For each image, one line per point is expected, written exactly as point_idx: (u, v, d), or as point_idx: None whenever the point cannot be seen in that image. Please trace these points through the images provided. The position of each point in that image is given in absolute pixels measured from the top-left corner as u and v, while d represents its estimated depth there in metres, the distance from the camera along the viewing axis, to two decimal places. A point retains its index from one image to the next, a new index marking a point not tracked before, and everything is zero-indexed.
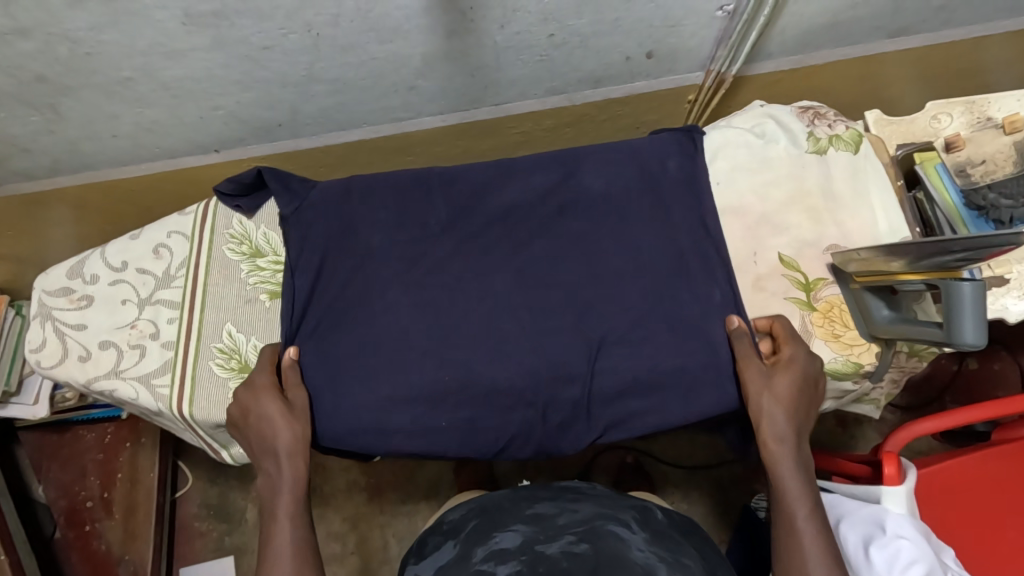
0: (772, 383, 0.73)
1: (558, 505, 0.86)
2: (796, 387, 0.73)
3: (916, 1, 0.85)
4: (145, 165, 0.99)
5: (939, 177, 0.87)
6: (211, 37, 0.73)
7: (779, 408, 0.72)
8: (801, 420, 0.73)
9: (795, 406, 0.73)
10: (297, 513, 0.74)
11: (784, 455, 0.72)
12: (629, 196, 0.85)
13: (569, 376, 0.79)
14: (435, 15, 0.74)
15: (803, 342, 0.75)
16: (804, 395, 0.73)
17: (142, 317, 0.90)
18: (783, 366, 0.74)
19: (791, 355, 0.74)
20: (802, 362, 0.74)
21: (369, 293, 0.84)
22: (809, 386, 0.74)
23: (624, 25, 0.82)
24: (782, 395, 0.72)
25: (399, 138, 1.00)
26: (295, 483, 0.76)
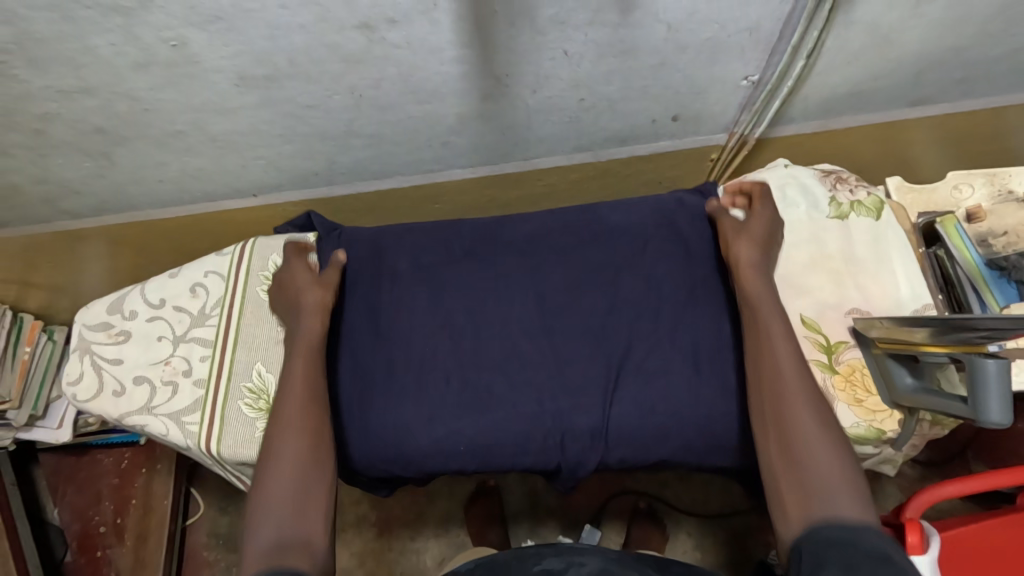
0: (748, 228, 0.82)
1: (565, 559, 0.78)
2: (762, 228, 0.83)
3: (935, 74, 0.88)
4: (186, 207, 1.04)
5: (960, 239, 0.87)
6: (260, 97, 0.78)
7: (751, 242, 0.81)
8: (767, 253, 0.81)
9: (755, 232, 0.82)
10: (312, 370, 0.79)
11: (759, 288, 0.77)
12: (645, 235, 0.90)
13: (584, 402, 0.83)
14: (472, 80, 0.78)
15: (770, 200, 0.85)
16: (770, 244, 0.82)
17: (176, 353, 0.93)
18: (754, 216, 0.84)
19: (762, 209, 0.84)
20: (768, 209, 0.84)
21: (396, 315, 0.90)
22: (774, 239, 0.83)
23: (651, 90, 0.85)
24: (752, 233, 0.82)
25: (429, 187, 1.03)
26: (312, 329, 0.83)
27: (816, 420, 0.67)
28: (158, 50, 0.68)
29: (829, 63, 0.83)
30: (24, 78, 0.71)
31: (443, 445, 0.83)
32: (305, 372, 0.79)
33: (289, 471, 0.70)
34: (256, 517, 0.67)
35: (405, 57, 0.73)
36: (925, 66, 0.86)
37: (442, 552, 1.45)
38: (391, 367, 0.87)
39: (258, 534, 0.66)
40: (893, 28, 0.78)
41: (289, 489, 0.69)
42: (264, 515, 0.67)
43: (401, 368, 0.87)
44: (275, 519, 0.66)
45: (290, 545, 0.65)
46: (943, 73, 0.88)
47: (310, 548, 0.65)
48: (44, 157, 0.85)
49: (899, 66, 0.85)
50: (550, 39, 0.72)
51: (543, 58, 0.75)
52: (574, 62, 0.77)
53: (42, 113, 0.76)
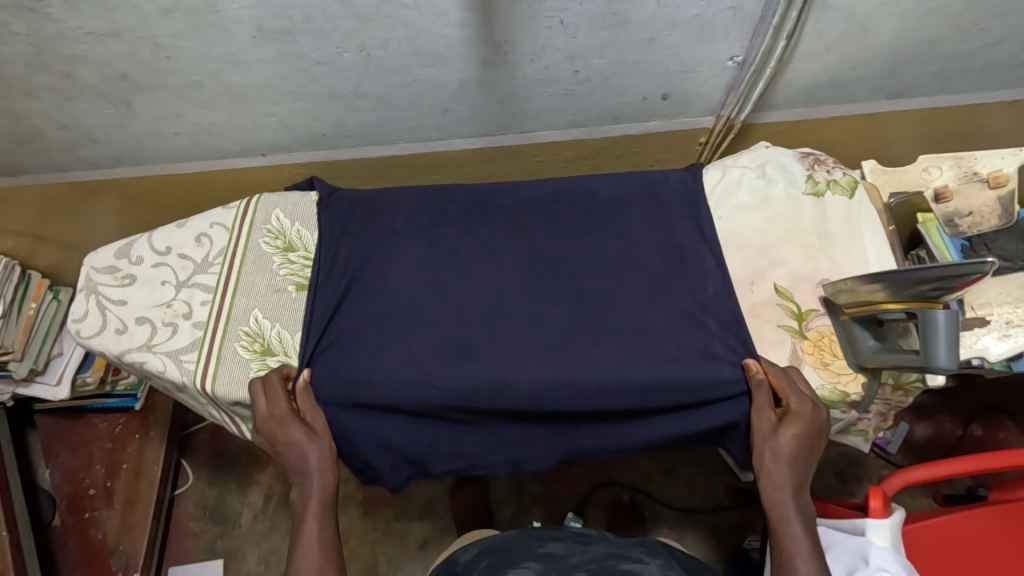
0: (780, 436, 0.77)
1: (568, 547, 0.95)
2: (799, 439, 0.77)
3: (911, 66, 0.93)
4: (198, 164, 1.08)
5: (940, 237, 0.94)
6: (275, 50, 0.83)
7: (785, 464, 0.77)
8: (802, 466, 0.78)
9: (796, 459, 0.78)
10: (322, 512, 0.83)
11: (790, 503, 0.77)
12: (632, 204, 0.95)
13: (561, 354, 0.85)
14: (474, 46, 0.84)
15: (804, 394, 0.78)
16: (808, 447, 0.78)
17: (178, 297, 0.97)
18: (791, 417, 0.78)
19: (798, 409, 0.77)
20: (807, 416, 0.77)
21: (388, 263, 0.95)
22: (815, 437, 0.78)
23: (642, 67, 0.90)
24: (785, 443, 0.77)
25: (430, 156, 1.08)
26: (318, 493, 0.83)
27: None
28: None
29: (809, 49, 0.88)
30: (58, 18, 0.76)
31: (419, 387, 0.86)
32: (315, 513, 0.83)
33: None
34: None
35: (412, 18, 0.78)
36: (901, 57, 0.91)
37: (425, 534, 1.47)
38: (375, 315, 0.91)
39: None
40: (869, 16, 0.83)
41: None
42: None
43: (387, 313, 0.91)
44: None
45: None
46: (917, 66, 0.93)
47: None
48: (68, 101, 0.91)
49: (875, 56, 0.91)
50: (546, 7, 0.78)
51: (540, 26, 0.81)
52: (569, 32, 0.82)
53: (71, 55, 0.82)
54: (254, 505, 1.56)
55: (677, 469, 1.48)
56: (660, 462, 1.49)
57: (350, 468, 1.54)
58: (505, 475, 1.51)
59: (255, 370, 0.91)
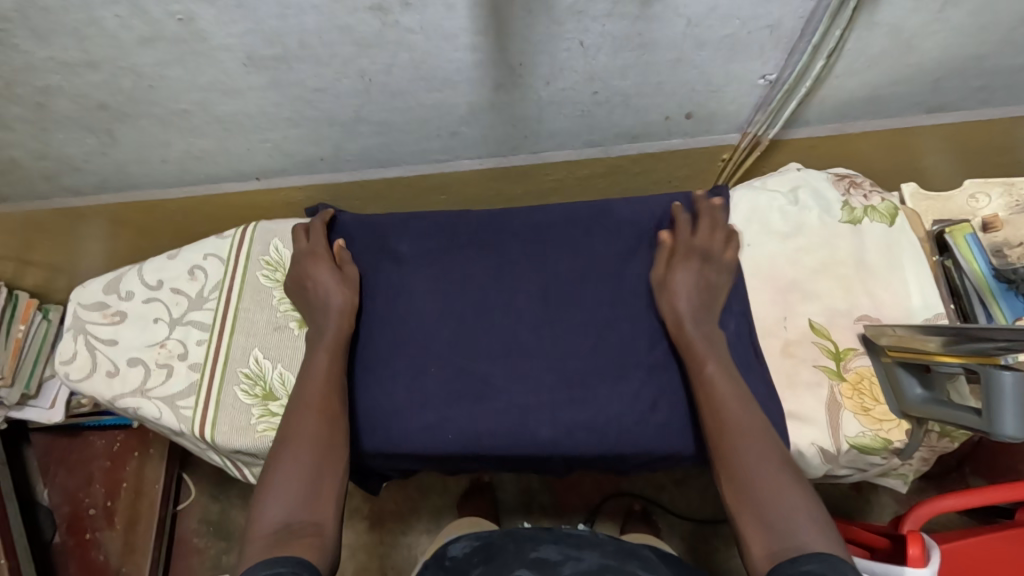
0: (678, 277, 0.80)
1: (562, 553, 0.88)
2: (690, 272, 0.81)
3: (956, 81, 0.86)
4: (188, 189, 1.02)
5: (968, 248, 0.84)
6: (268, 77, 0.76)
7: (685, 292, 0.79)
8: (700, 299, 0.80)
9: (688, 283, 0.80)
10: (335, 346, 0.83)
11: (701, 335, 0.77)
12: (654, 230, 0.88)
13: (582, 395, 0.81)
14: (485, 69, 0.77)
15: (681, 226, 0.84)
16: (704, 282, 0.80)
17: (172, 336, 0.91)
18: (679, 261, 0.82)
19: (682, 249, 0.82)
20: (692, 256, 0.81)
21: (395, 296, 0.89)
22: (705, 277, 0.81)
23: (666, 87, 0.83)
24: (677, 267, 0.81)
25: (436, 177, 1.02)
26: (334, 327, 0.84)
27: (760, 448, 0.69)
28: (165, 25, 0.67)
29: (849, 65, 0.81)
30: (25, 49, 0.69)
31: (434, 431, 0.81)
32: (330, 344, 0.83)
33: (304, 450, 0.73)
34: (266, 491, 0.70)
35: (418, 43, 0.71)
36: (946, 73, 0.85)
37: None
38: (384, 350, 0.86)
39: (268, 510, 0.68)
40: (917, 32, 0.76)
41: (305, 468, 0.72)
42: (275, 491, 0.70)
43: (397, 350, 0.86)
44: (291, 493, 0.69)
45: (299, 526, 0.67)
46: (962, 81, 0.86)
47: (316, 533, 0.66)
48: (45, 132, 0.84)
49: (918, 72, 0.84)
50: (567, 29, 0.70)
51: (558, 48, 0.74)
52: (589, 54, 0.75)
53: (43, 86, 0.75)
54: None
55: (691, 480, 1.45)
56: (673, 475, 1.46)
57: (356, 484, 1.49)
58: (514, 487, 1.48)
59: (257, 417, 0.85)
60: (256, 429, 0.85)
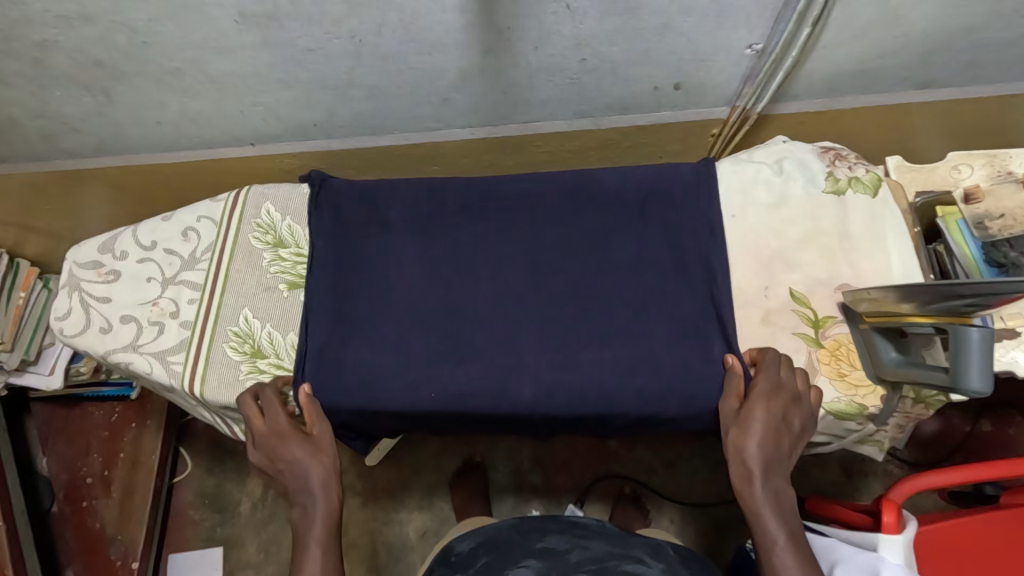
0: (749, 423, 0.73)
1: (569, 541, 0.94)
2: (767, 428, 0.73)
3: (943, 55, 0.87)
4: (183, 154, 1.03)
5: (961, 233, 0.85)
6: (260, 36, 0.77)
7: (757, 444, 0.72)
8: (774, 453, 0.73)
9: (767, 437, 0.73)
10: (326, 537, 0.78)
11: (767, 496, 0.71)
12: (641, 199, 0.89)
13: (563, 358, 0.82)
14: (473, 32, 0.78)
15: (771, 371, 0.75)
16: (776, 439, 0.73)
17: (164, 295, 0.93)
18: (755, 403, 0.74)
19: (762, 391, 0.74)
20: (772, 401, 0.73)
21: (384, 258, 0.90)
22: (781, 430, 0.73)
23: (654, 55, 0.84)
24: (751, 412, 0.73)
25: (428, 147, 1.03)
26: (325, 515, 0.79)
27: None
28: None
29: (835, 36, 0.82)
30: (22, 1, 0.70)
31: (415, 389, 0.82)
32: (321, 539, 0.77)
33: None
34: None
35: (407, 3, 0.73)
36: (933, 46, 0.85)
37: (425, 524, 1.45)
38: (371, 310, 0.87)
39: None
40: (902, 2, 0.77)
41: None
42: None
43: (384, 310, 0.87)
44: None
45: None
46: (949, 55, 0.87)
47: None
48: (42, 89, 0.85)
49: (905, 45, 0.84)
50: None
51: (545, 12, 0.75)
52: (577, 18, 0.76)
53: (41, 41, 0.76)
54: (253, 494, 1.54)
55: (680, 462, 1.46)
56: (664, 456, 1.47)
57: (349, 459, 1.51)
58: (507, 467, 1.49)
59: (245, 373, 0.87)
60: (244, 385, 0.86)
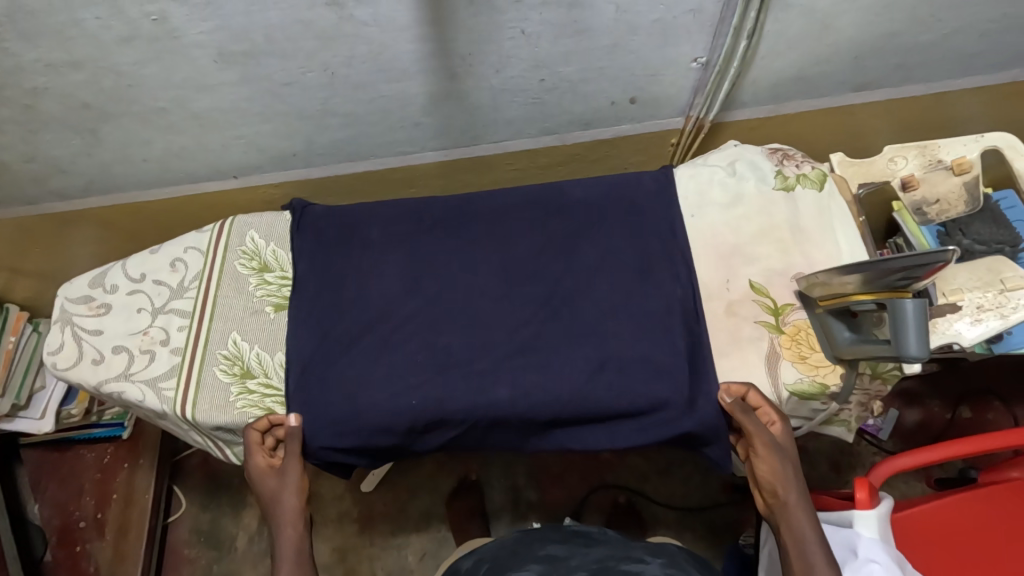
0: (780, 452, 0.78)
1: (571, 548, 0.97)
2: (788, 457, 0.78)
3: (873, 58, 0.94)
4: (170, 189, 1.08)
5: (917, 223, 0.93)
6: (238, 73, 0.83)
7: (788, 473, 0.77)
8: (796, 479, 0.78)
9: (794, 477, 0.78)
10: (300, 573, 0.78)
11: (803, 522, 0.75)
12: (605, 206, 0.94)
13: (539, 361, 0.86)
14: (437, 61, 0.84)
15: (786, 417, 0.80)
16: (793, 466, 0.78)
17: (154, 324, 0.96)
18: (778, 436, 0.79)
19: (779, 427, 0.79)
20: (787, 434, 0.79)
21: (365, 274, 0.95)
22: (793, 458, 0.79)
23: (608, 72, 0.91)
24: (784, 457, 0.78)
25: (404, 170, 1.08)
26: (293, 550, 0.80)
27: None
28: (141, 24, 0.74)
29: (772, 46, 0.89)
30: (15, 52, 0.76)
31: (397, 398, 0.85)
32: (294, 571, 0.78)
33: None
34: None
35: (374, 36, 0.79)
36: (863, 51, 0.93)
37: (424, 547, 1.46)
38: (355, 326, 0.91)
39: None
40: (827, 12, 0.84)
41: None
42: None
43: (364, 324, 0.91)
44: None
45: None
46: (879, 59, 0.94)
47: None
48: (33, 134, 0.90)
49: (836, 51, 0.92)
50: (507, 18, 0.78)
51: (503, 38, 0.81)
52: (532, 42, 0.83)
53: (32, 88, 0.81)
54: (250, 528, 1.53)
55: (673, 468, 1.48)
56: (656, 462, 1.49)
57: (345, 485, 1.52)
58: (502, 484, 1.50)
59: (235, 394, 0.90)
60: (234, 406, 0.89)
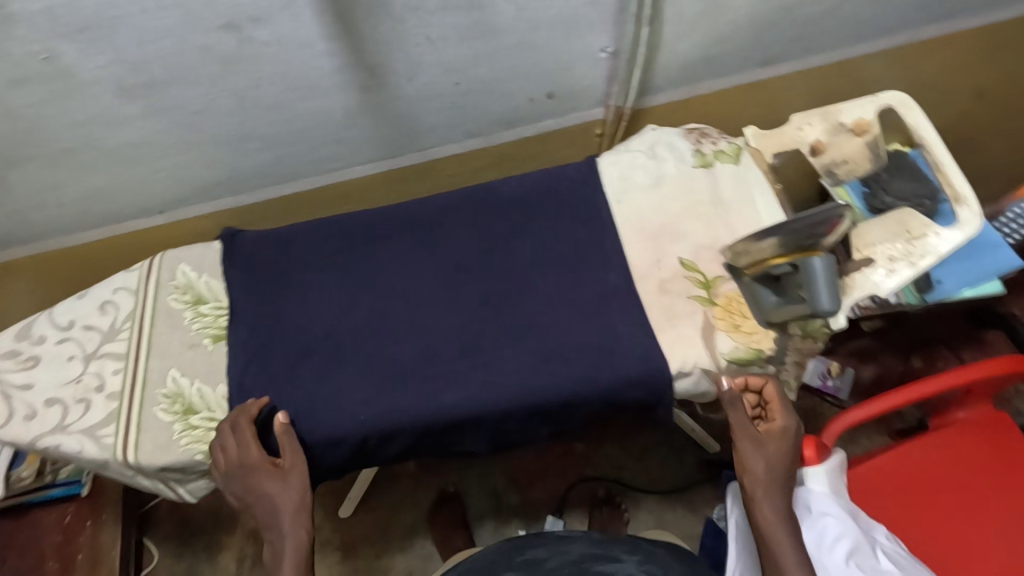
0: (767, 449, 0.79)
1: (550, 549, 0.92)
2: (779, 456, 0.79)
3: (772, 33, 0.98)
4: (95, 231, 1.05)
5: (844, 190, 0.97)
6: (144, 106, 0.81)
7: (774, 471, 0.78)
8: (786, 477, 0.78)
9: (780, 479, 0.78)
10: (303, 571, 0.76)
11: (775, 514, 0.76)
12: (534, 201, 0.96)
13: (485, 361, 0.86)
14: (347, 74, 0.84)
15: (793, 416, 0.80)
16: (784, 467, 0.79)
17: (87, 371, 0.93)
18: (773, 434, 0.79)
19: (781, 425, 0.79)
20: (789, 434, 0.79)
21: (302, 294, 0.94)
22: (790, 459, 0.79)
23: (520, 70, 0.92)
24: (773, 455, 0.78)
25: (335, 187, 1.08)
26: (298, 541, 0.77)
27: None
28: (30, 65, 0.72)
29: (674, 30, 0.92)
30: None
31: (345, 415, 0.85)
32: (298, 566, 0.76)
33: None
34: None
35: (277, 55, 0.78)
36: (761, 27, 0.96)
37: (410, 566, 1.44)
38: (296, 348, 0.90)
39: None
40: None
41: None
42: None
43: (305, 345, 0.90)
44: None
45: None
46: (777, 33, 0.98)
47: None
48: None
49: (735, 29, 0.95)
50: (410, 26, 0.79)
51: (409, 46, 0.82)
52: (438, 47, 0.84)
53: None
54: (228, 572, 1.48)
55: (648, 454, 1.50)
56: (631, 450, 1.50)
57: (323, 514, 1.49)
58: (481, 491, 1.49)
59: (179, 432, 0.87)
60: (179, 444, 0.87)
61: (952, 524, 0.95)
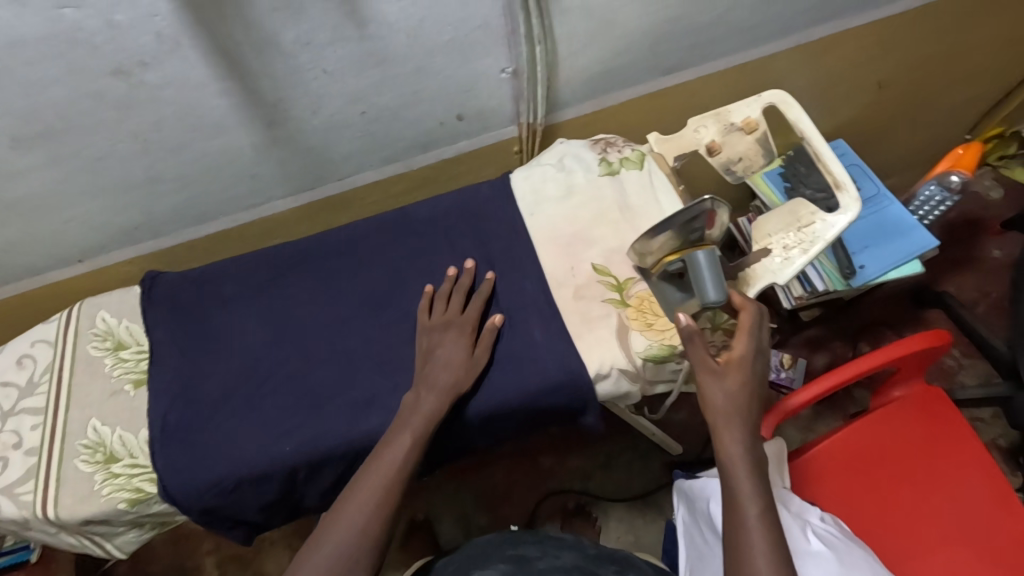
0: (726, 381, 0.74)
1: (543, 549, 0.90)
2: (742, 387, 0.74)
3: (666, 44, 1.03)
4: (13, 285, 1.04)
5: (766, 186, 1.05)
6: (43, 155, 0.82)
7: (735, 403, 0.73)
8: (748, 409, 0.74)
9: (742, 410, 0.74)
10: (384, 495, 0.74)
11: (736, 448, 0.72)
12: (450, 220, 0.98)
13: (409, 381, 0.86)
14: (249, 111, 0.86)
15: (753, 341, 0.76)
16: (748, 397, 0.74)
17: (4, 429, 0.90)
18: (734, 363, 0.75)
19: (739, 353, 0.75)
20: (749, 363, 0.75)
21: (223, 331, 0.94)
22: (753, 389, 0.75)
23: (424, 95, 0.95)
24: (735, 386, 0.74)
25: (259, 223, 1.08)
26: (391, 464, 0.76)
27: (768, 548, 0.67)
28: None
29: (569, 47, 0.96)
30: None
31: (269, 448, 0.84)
32: (382, 489, 0.75)
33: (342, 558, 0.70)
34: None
35: (173, 97, 0.80)
36: (653, 39, 1.01)
37: None
38: (218, 385, 0.90)
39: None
40: (606, 10, 0.91)
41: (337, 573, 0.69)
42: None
43: (227, 381, 0.90)
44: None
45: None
46: (671, 44, 1.03)
47: None
48: None
49: (629, 43, 1.00)
50: (303, 60, 0.81)
51: (307, 79, 0.84)
52: (337, 78, 0.86)
53: None
54: None
55: (611, 462, 1.50)
56: (595, 459, 1.50)
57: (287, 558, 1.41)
58: (450, 514, 1.47)
59: (101, 482, 0.85)
60: (101, 494, 0.85)
61: (905, 497, 0.98)
